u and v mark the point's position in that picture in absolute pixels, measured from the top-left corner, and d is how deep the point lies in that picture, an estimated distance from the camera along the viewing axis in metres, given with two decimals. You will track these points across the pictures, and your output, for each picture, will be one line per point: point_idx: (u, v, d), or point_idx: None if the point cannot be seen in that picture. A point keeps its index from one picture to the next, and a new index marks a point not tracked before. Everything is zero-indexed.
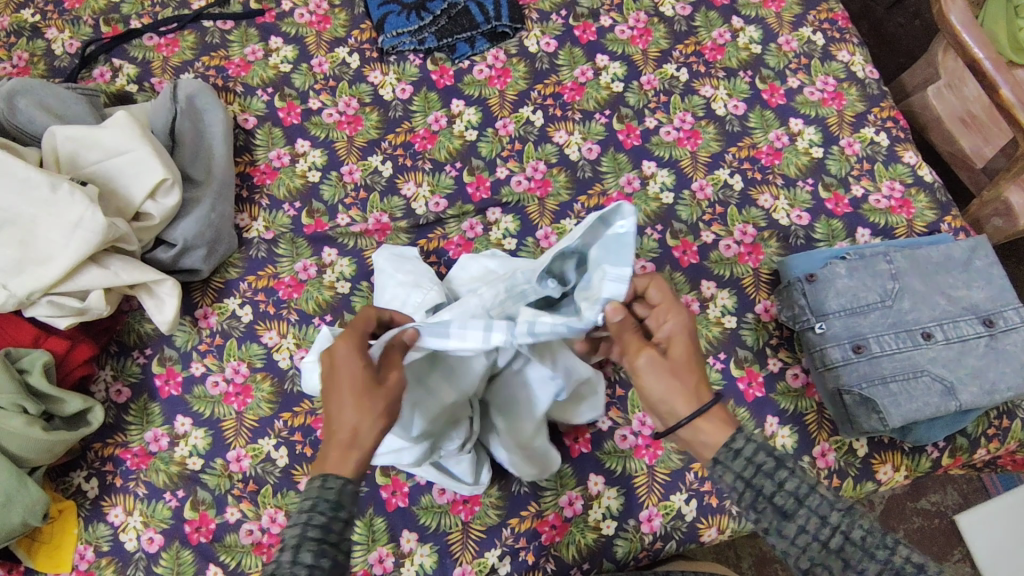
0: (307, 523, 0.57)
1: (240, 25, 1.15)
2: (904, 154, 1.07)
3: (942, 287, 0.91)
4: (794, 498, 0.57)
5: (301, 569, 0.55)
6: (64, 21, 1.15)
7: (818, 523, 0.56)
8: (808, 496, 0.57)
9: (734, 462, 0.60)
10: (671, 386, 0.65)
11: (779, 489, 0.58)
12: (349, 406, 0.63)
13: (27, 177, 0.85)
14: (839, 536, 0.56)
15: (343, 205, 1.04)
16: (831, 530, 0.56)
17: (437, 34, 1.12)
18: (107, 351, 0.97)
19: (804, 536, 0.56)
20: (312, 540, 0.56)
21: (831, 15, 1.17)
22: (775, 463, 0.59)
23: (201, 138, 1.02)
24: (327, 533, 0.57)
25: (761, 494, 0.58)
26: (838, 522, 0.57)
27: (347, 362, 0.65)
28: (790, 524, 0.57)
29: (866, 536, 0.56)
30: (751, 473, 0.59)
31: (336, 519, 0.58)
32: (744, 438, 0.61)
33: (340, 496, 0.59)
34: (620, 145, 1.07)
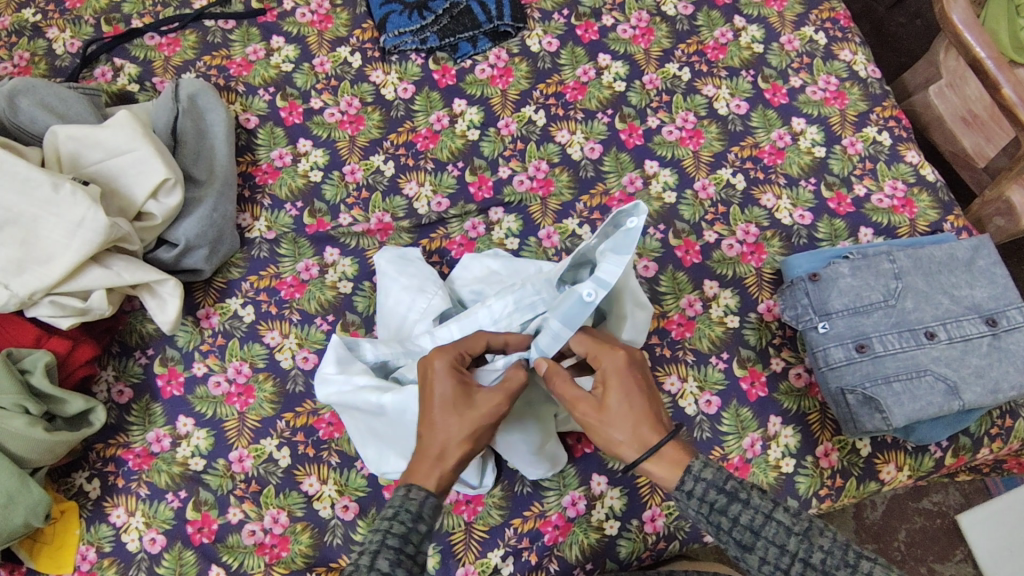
0: (387, 532, 0.59)
1: (242, 24, 1.15)
2: (906, 153, 1.07)
3: (945, 287, 0.91)
4: (750, 531, 0.60)
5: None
6: (65, 21, 1.15)
7: (777, 552, 0.59)
8: (764, 526, 0.60)
9: (690, 503, 0.63)
10: (613, 436, 0.67)
11: (734, 523, 0.61)
12: (443, 420, 0.67)
13: (28, 177, 0.85)
14: (799, 563, 0.58)
15: (345, 204, 1.04)
16: (791, 557, 0.59)
17: (439, 33, 1.12)
18: (109, 351, 0.97)
19: (767, 565, 0.59)
20: (391, 548, 0.58)
21: (833, 15, 1.17)
22: (728, 498, 0.61)
23: (203, 137, 1.02)
24: (405, 543, 0.59)
25: (720, 530, 0.61)
26: (797, 549, 0.59)
27: (443, 378, 0.69)
28: (753, 554, 0.60)
29: (826, 557, 0.58)
30: (707, 511, 0.62)
31: (414, 531, 0.60)
32: (693, 479, 0.63)
33: (420, 507, 0.62)
34: (622, 145, 1.07)
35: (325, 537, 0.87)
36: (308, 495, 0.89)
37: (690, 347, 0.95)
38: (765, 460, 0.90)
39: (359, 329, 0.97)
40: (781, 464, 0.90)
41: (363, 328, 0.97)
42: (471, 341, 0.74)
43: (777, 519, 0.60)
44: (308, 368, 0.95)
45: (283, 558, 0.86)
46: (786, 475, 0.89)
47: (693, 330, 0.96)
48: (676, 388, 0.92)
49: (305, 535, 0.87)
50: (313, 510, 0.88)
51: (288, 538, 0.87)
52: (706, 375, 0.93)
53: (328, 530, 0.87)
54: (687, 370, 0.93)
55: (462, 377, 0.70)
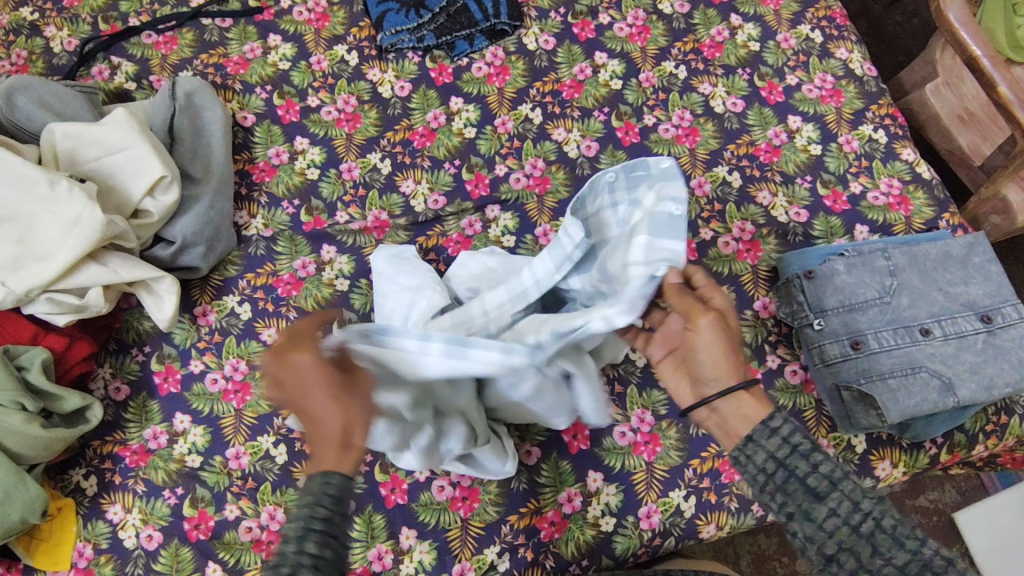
0: (310, 517, 0.56)
1: (239, 23, 1.15)
2: (902, 151, 1.07)
3: (940, 284, 0.91)
4: (826, 482, 0.59)
5: (305, 558, 0.54)
6: (63, 19, 1.15)
7: (850, 507, 0.58)
8: (842, 480, 0.59)
9: (771, 443, 0.62)
10: (724, 356, 0.67)
11: (812, 470, 0.60)
12: (332, 406, 0.62)
13: (26, 174, 0.85)
14: (870, 522, 0.57)
15: (342, 202, 1.04)
16: (863, 515, 0.57)
17: (436, 31, 1.12)
18: (106, 348, 0.97)
19: (835, 519, 0.58)
20: (316, 532, 0.56)
21: (829, 13, 1.17)
22: (812, 445, 0.61)
23: (200, 135, 1.02)
24: (329, 525, 0.57)
25: (793, 474, 0.60)
26: (870, 509, 0.58)
27: (313, 366, 0.63)
28: (821, 507, 0.59)
29: (898, 523, 0.57)
30: (787, 455, 0.61)
31: (335, 511, 0.57)
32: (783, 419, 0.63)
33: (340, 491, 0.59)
34: (619, 142, 1.07)
35: None
36: None
37: None
38: None
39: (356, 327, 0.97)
40: None
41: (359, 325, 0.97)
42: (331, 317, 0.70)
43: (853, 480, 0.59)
44: None
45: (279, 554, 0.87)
46: None
47: None
48: None
49: None
50: None
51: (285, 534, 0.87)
52: None
53: None
54: None
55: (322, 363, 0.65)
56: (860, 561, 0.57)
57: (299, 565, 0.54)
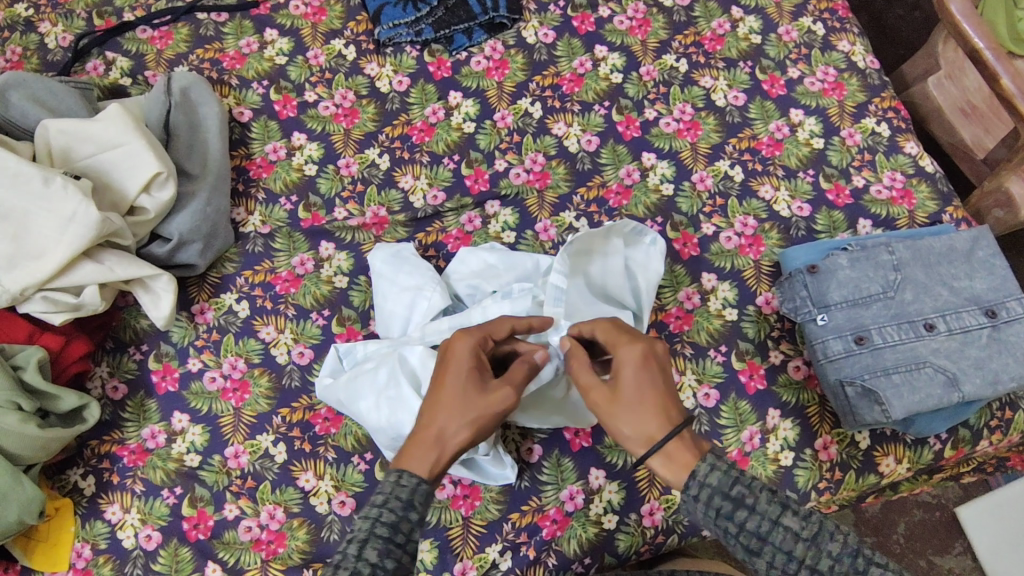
0: (376, 520, 0.59)
1: (235, 17, 1.14)
2: (905, 144, 1.07)
3: (944, 278, 0.90)
4: (756, 537, 0.59)
5: (365, 565, 0.57)
6: (57, 15, 1.14)
7: (784, 558, 0.59)
8: (771, 533, 0.59)
9: (697, 506, 0.61)
10: (625, 425, 0.66)
11: (741, 529, 0.59)
12: (450, 409, 0.67)
13: (19, 171, 0.84)
14: (806, 569, 0.58)
15: (340, 198, 1.03)
16: (798, 564, 0.58)
17: (434, 25, 1.11)
18: (103, 347, 0.96)
19: (774, 570, 0.59)
20: (378, 538, 0.58)
21: (831, 5, 1.16)
22: (733, 506, 0.59)
23: (196, 131, 1.01)
24: (394, 533, 0.59)
25: (728, 535, 0.60)
26: (803, 556, 0.58)
27: (462, 364, 0.69)
28: (760, 559, 0.59)
29: (833, 564, 0.58)
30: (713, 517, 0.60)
31: (405, 520, 0.60)
32: (698, 484, 0.61)
33: (411, 495, 0.62)
34: (620, 137, 1.06)
35: (323, 533, 0.87)
36: (305, 491, 0.88)
37: (688, 340, 0.94)
38: (764, 453, 0.89)
39: (355, 324, 0.96)
40: (780, 457, 0.89)
41: (358, 322, 0.96)
42: (495, 325, 0.74)
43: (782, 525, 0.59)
44: (304, 363, 0.94)
45: (279, 554, 0.86)
46: (785, 469, 0.89)
47: (691, 323, 0.95)
48: (674, 381, 0.92)
49: (302, 531, 0.87)
50: (310, 506, 0.88)
51: (285, 533, 0.87)
52: (705, 368, 0.93)
53: (325, 525, 0.87)
54: (685, 363, 0.93)
55: (478, 366, 0.70)
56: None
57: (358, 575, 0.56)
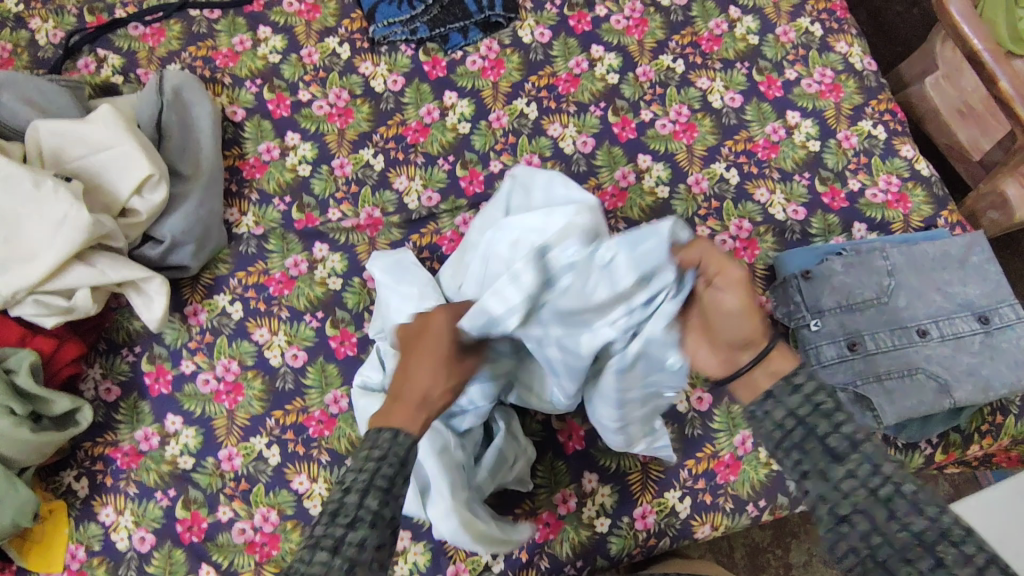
0: (374, 471, 0.58)
1: (227, 14, 1.12)
2: (901, 147, 1.06)
3: (938, 284, 0.90)
4: (847, 443, 0.55)
5: (366, 511, 0.56)
6: (47, 11, 1.12)
7: (869, 471, 0.53)
8: (863, 443, 0.55)
9: (789, 399, 0.59)
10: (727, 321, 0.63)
11: (833, 430, 0.55)
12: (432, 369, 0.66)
13: (9, 174, 0.84)
14: (891, 487, 0.52)
15: (334, 199, 1.02)
16: (883, 479, 0.53)
17: (429, 23, 1.10)
18: (96, 348, 0.96)
19: (851, 481, 0.53)
20: (379, 486, 0.57)
21: (829, 6, 1.15)
22: (834, 405, 0.57)
23: (189, 131, 1.00)
24: (392, 484, 0.58)
25: (812, 435, 0.56)
26: (891, 474, 0.53)
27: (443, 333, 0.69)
28: (840, 468, 0.54)
29: (917, 490, 0.52)
30: (805, 411, 0.57)
31: (403, 468, 0.60)
32: (804, 376, 0.60)
33: (408, 451, 0.61)
34: (615, 139, 1.06)
35: None
36: (298, 494, 0.89)
37: None
38: (756, 457, 0.90)
39: (348, 326, 0.96)
40: (772, 461, 0.90)
41: (353, 325, 0.96)
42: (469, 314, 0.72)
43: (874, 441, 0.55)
44: (298, 365, 0.94)
45: (273, 556, 0.86)
46: (777, 472, 0.89)
47: None
48: None
49: (296, 533, 0.87)
50: (304, 508, 0.88)
51: (279, 536, 0.87)
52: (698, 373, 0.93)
53: None
54: None
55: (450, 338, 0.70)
56: (873, 526, 0.51)
57: (360, 521, 0.56)
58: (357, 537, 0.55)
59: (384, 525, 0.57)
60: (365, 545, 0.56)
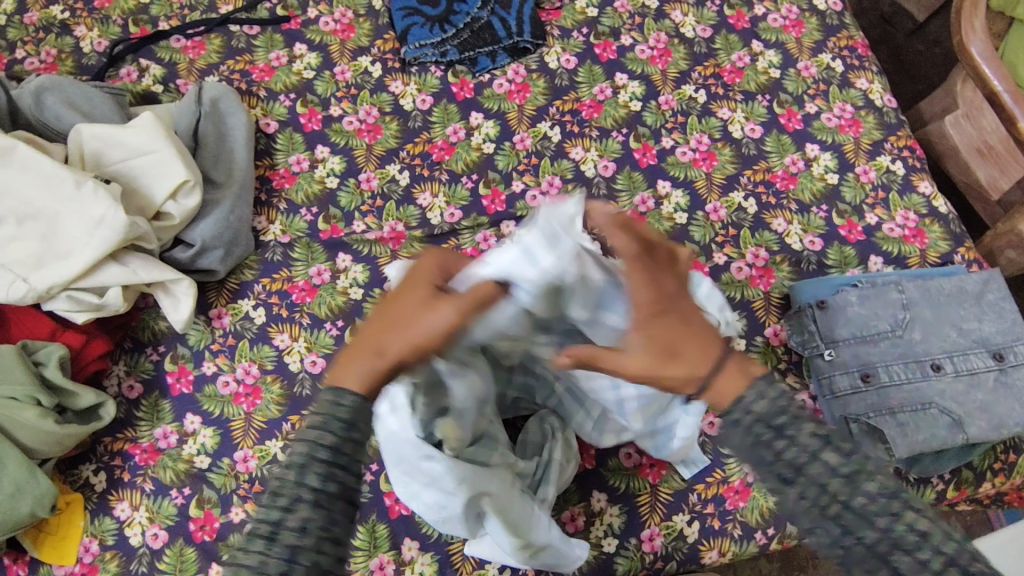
0: (315, 443, 0.50)
1: (266, 31, 1.17)
2: (919, 184, 1.07)
3: (954, 319, 0.91)
4: (794, 465, 0.49)
5: (306, 492, 0.47)
6: (93, 20, 1.17)
7: (817, 492, 0.48)
8: (808, 464, 0.48)
9: (736, 428, 0.52)
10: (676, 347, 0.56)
11: (777, 457, 0.49)
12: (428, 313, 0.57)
13: (54, 173, 0.87)
14: (838, 506, 0.47)
15: (359, 212, 1.05)
16: (830, 499, 0.47)
17: (459, 47, 1.13)
18: (121, 346, 0.98)
19: (803, 502, 0.48)
20: (320, 462, 0.49)
21: (850, 43, 1.17)
22: (775, 433, 0.50)
23: (224, 140, 1.04)
24: (338, 455, 0.50)
25: (762, 462, 0.50)
26: (838, 491, 0.48)
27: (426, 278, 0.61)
28: (791, 489, 0.49)
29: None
30: (751, 439, 0.51)
31: (348, 440, 0.51)
32: (742, 408, 0.52)
33: (353, 414, 0.52)
34: (636, 164, 1.08)
35: None
36: None
37: None
38: (766, 485, 0.90)
39: None
40: None
41: None
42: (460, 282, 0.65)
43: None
44: (316, 372, 0.96)
45: None
46: None
47: None
48: None
49: None
50: None
51: None
52: None
53: None
54: None
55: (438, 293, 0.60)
56: (832, 539, 0.47)
57: (299, 502, 0.47)
58: (298, 521, 0.46)
59: (330, 504, 0.48)
60: (305, 531, 0.46)
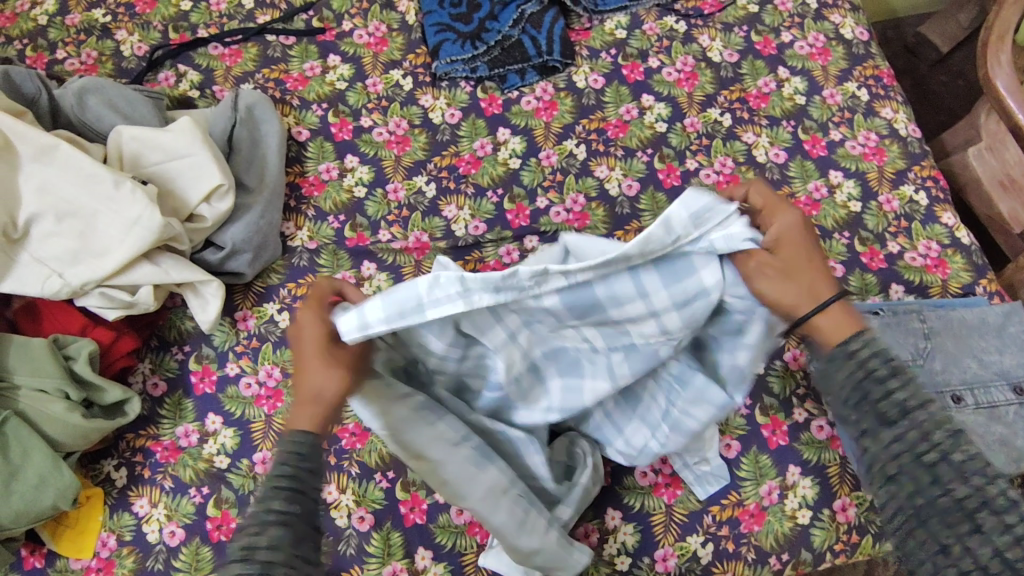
0: (278, 475, 0.59)
1: (301, 41, 1.20)
2: (942, 214, 1.08)
3: (975, 351, 0.91)
4: (898, 409, 0.58)
5: (272, 515, 0.56)
6: (134, 25, 1.21)
7: (917, 437, 0.57)
8: (915, 410, 0.57)
9: (846, 363, 0.61)
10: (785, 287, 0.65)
11: (885, 397, 0.58)
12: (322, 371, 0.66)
13: (93, 172, 0.89)
14: (938, 453, 0.56)
15: (386, 221, 1.07)
16: (931, 446, 0.56)
17: (489, 63, 1.16)
18: (148, 344, 1.00)
19: (898, 444, 0.57)
20: (282, 490, 0.58)
21: (876, 73, 1.19)
22: (888, 371, 0.59)
23: (257, 146, 1.06)
24: (297, 482, 0.59)
25: (865, 399, 0.59)
26: (941, 441, 0.56)
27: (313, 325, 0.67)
28: (888, 432, 0.58)
29: (965, 459, 0.56)
30: (860, 377, 0.60)
31: (303, 470, 0.60)
32: (860, 341, 0.61)
33: (308, 448, 0.62)
34: (660, 184, 1.09)
35: (340, 546, 0.89)
36: (326, 503, 0.91)
37: None
38: (781, 509, 0.90)
39: None
40: (797, 514, 0.89)
41: None
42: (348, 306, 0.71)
43: (928, 409, 0.58)
44: None
45: None
46: (801, 527, 0.89)
47: None
48: None
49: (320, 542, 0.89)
50: (330, 518, 0.90)
51: None
52: (728, 420, 0.94)
53: (343, 539, 0.89)
54: None
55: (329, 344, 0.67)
56: (918, 487, 0.56)
57: (269, 524, 0.56)
58: (265, 542, 0.55)
59: (296, 522, 0.57)
60: (280, 545, 0.55)
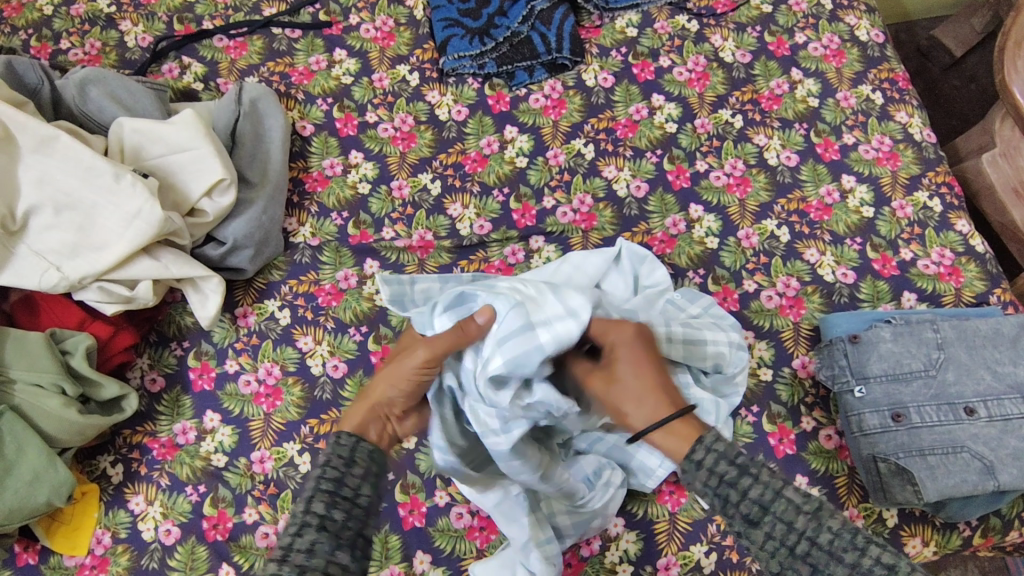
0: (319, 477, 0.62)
1: (307, 35, 1.18)
2: (956, 222, 1.05)
3: (988, 362, 0.88)
4: (758, 507, 0.59)
5: (312, 517, 0.59)
6: (139, 16, 1.19)
7: (784, 529, 0.58)
8: (773, 503, 0.58)
9: (698, 472, 0.62)
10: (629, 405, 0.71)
11: (742, 497, 0.59)
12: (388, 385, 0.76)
13: (92, 165, 0.88)
14: (806, 542, 0.57)
15: (389, 219, 1.05)
16: (798, 536, 0.57)
17: (497, 60, 1.14)
18: (147, 339, 0.99)
19: (772, 542, 0.58)
20: (323, 492, 0.60)
21: (892, 75, 1.16)
22: (738, 472, 0.60)
23: (260, 141, 1.04)
24: (338, 487, 0.61)
25: (727, 502, 0.60)
26: (804, 528, 0.57)
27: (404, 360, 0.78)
28: (758, 530, 0.59)
29: (834, 539, 0.57)
30: (715, 482, 0.61)
31: (348, 475, 0.63)
32: (704, 449, 0.63)
33: (351, 451, 0.65)
34: (669, 186, 1.07)
35: None
36: None
37: None
38: None
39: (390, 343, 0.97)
40: None
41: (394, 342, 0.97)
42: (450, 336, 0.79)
43: (791, 497, 0.58)
44: (337, 376, 0.95)
45: None
46: None
47: None
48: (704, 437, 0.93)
49: None
50: None
51: None
52: (736, 429, 0.92)
53: None
54: None
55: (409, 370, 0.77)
56: None
57: (306, 527, 0.59)
58: (305, 544, 0.58)
59: (335, 528, 0.59)
60: (313, 551, 0.58)
